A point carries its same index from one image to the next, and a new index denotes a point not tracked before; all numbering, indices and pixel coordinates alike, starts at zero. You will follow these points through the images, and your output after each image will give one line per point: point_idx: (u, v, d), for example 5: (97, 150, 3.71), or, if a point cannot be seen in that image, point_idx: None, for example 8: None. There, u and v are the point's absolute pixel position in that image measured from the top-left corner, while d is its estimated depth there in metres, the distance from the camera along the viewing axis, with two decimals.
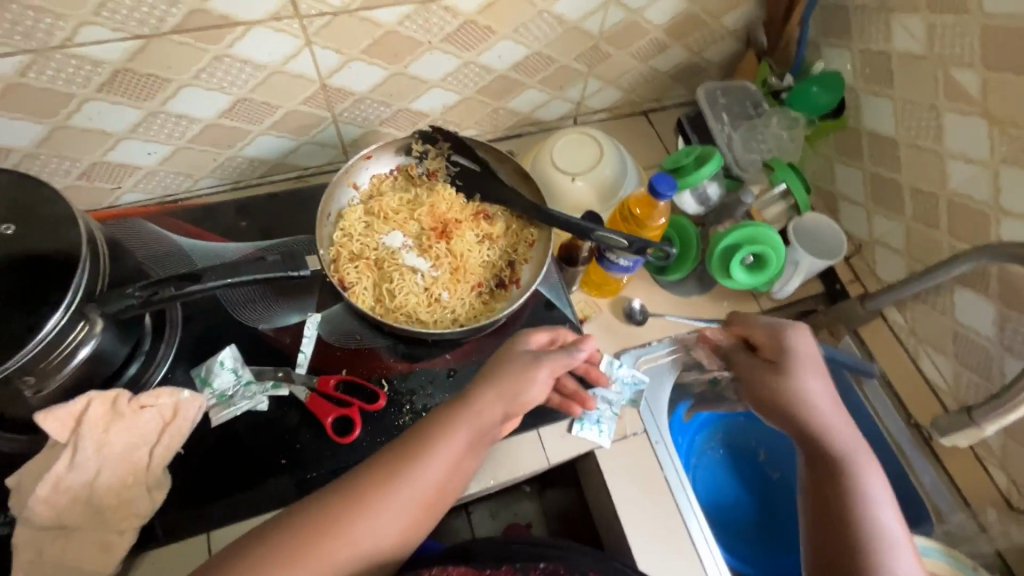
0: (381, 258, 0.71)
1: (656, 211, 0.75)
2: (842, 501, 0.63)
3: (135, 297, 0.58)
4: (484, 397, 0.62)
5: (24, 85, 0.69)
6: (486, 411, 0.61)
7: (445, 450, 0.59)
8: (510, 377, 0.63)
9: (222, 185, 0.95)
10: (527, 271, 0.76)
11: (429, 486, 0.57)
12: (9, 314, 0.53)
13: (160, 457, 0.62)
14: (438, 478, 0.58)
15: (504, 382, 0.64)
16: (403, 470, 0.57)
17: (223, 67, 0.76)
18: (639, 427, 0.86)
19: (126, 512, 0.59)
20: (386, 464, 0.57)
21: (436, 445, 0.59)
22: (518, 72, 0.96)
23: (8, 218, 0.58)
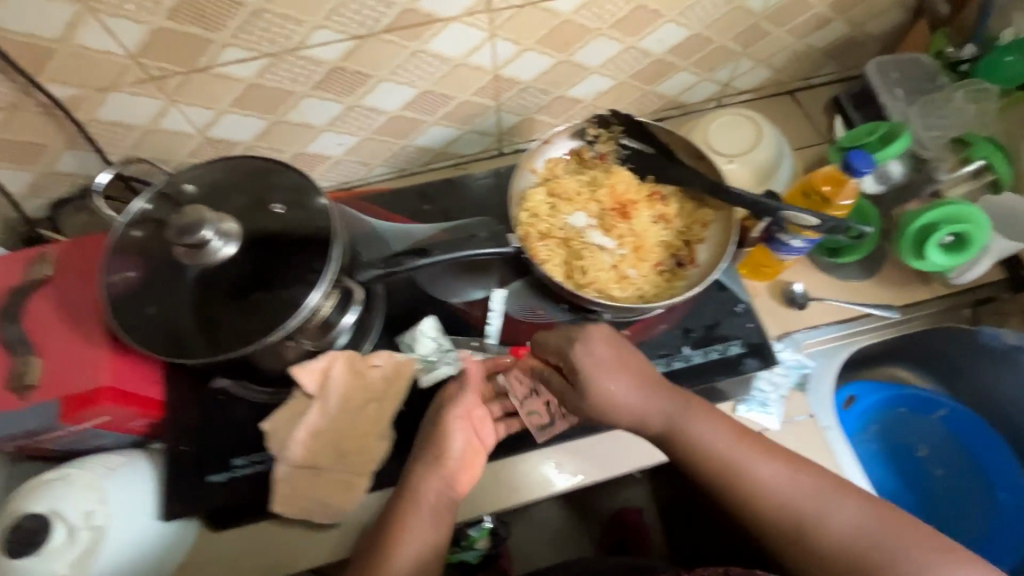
0: (568, 237, 0.76)
1: (845, 190, 0.73)
2: (787, 524, 0.62)
3: (379, 267, 0.68)
4: (419, 476, 0.67)
5: (260, 85, 0.79)
6: (426, 475, 0.67)
7: (419, 515, 0.65)
8: (428, 455, 0.67)
9: (391, 173, 1.04)
10: (704, 250, 0.78)
11: (423, 547, 0.64)
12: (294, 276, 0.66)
13: (386, 412, 0.70)
14: (424, 536, 0.65)
15: (417, 452, 0.69)
16: (388, 541, 0.64)
17: (416, 63, 0.82)
18: (804, 412, 0.86)
19: (363, 457, 0.68)
20: (377, 546, 0.65)
21: (408, 516, 0.65)
22: (674, 55, 0.96)
23: (284, 201, 0.72)
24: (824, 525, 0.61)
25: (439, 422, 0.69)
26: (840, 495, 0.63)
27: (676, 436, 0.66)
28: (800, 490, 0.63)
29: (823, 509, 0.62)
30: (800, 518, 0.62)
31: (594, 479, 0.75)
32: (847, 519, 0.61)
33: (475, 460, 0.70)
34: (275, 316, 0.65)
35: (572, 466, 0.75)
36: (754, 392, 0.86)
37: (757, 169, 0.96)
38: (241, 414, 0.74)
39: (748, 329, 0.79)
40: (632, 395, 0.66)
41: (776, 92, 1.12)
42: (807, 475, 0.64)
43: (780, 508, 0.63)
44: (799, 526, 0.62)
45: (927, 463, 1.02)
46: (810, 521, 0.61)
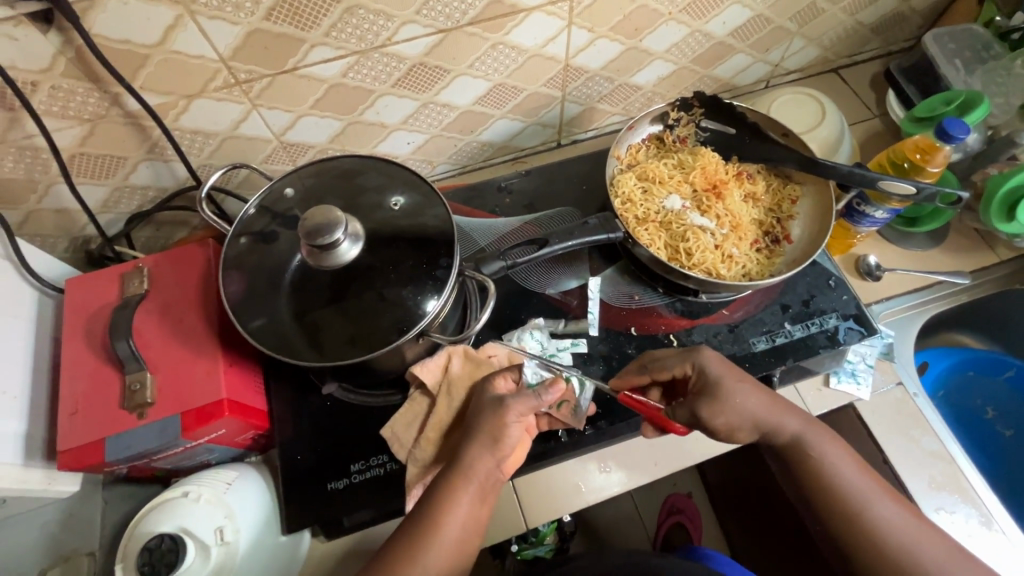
0: (667, 219, 0.76)
1: (937, 157, 0.74)
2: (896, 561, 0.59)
3: (499, 260, 0.69)
4: (472, 453, 0.61)
5: (342, 84, 0.77)
6: (479, 460, 0.60)
7: (463, 501, 0.59)
8: (485, 431, 0.61)
9: (452, 170, 1.03)
10: (796, 226, 0.79)
11: (460, 533, 0.59)
12: (419, 265, 0.67)
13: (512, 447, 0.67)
14: (466, 517, 0.59)
15: (473, 432, 0.62)
16: (430, 527, 0.58)
17: (494, 55, 0.82)
18: (893, 380, 0.87)
19: None
20: (415, 528, 0.59)
21: (453, 499, 0.59)
22: (735, 38, 0.97)
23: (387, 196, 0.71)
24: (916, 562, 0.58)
25: (495, 403, 0.63)
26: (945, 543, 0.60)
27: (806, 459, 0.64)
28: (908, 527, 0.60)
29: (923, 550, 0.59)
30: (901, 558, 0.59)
31: (667, 470, 0.77)
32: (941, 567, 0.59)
33: (520, 444, 0.65)
34: (398, 317, 0.65)
35: (634, 461, 0.77)
36: (844, 363, 0.86)
37: (821, 146, 0.97)
38: (350, 420, 0.72)
39: (844, 301, 0.79)
40: (743, 420, 0.64)
41: (823, 70, 1.13)
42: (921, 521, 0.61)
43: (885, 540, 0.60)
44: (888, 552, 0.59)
45: (996, 424, 1.05)
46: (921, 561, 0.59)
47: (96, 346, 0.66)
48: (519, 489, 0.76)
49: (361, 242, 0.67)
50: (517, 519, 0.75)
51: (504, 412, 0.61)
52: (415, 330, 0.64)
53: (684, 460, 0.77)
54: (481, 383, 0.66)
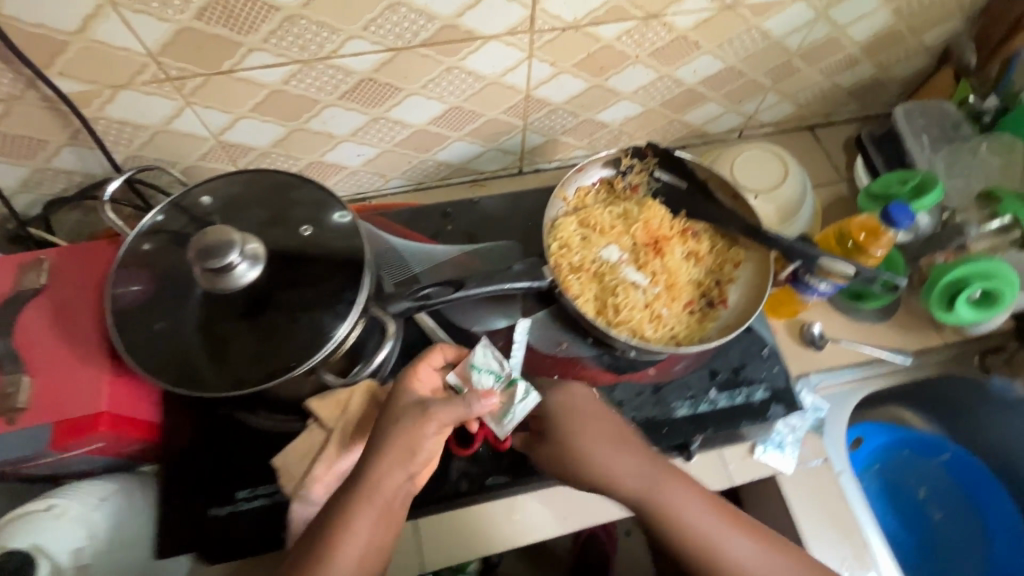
0: (600, 271, 0.74)
1: (881, 240, 0.73)
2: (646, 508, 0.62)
3: (411, 300, 0.65)
4: (382, 465, 0.55)
5: (285, 91, 0.74)
6: (386, 473, 0.55)
7: (368, 518, 0.54)
8: (399, 441, 0.56)
9: (407, 185, 1.00)
10: (735, 290, 0.77)
11: (372, 550, 0.55)
12: (322, 295, 0.63)
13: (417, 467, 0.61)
14: (373, 536, 0.55)
15: (383, 440, 0.56)
16: (328, 547, 0.53)
17: (449, 79, 0.79)
18: (820, 456, 0.85)
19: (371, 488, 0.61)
20: (312, 545, 0.54)
21: (361, 508, 0.55)
22: (706, 86, 0.95)
23: (307, 220, 0.68)
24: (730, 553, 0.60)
25: (420, 403, 0.58)
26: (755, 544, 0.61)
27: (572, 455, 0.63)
28: (717, 533, 0.61)
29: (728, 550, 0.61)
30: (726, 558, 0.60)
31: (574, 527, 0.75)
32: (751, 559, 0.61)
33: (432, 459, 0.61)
34: (297, 344, 0.62)
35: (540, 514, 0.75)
36: (772, 433, 0.84)
37: (780, 207, 0.95)
38: (246, 443, 0.70)
39: (774, 373, 0.77)
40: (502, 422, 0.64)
41: (798, 126, 1.12)
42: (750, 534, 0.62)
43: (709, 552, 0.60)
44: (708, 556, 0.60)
45: (926, 506, 1.03)
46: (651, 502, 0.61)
47: None
48: (418, 532, 0.73)
49: (262, 265, 0.62)
50: (411, 563, 0.72)
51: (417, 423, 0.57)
52: (308, 364, 0.61)
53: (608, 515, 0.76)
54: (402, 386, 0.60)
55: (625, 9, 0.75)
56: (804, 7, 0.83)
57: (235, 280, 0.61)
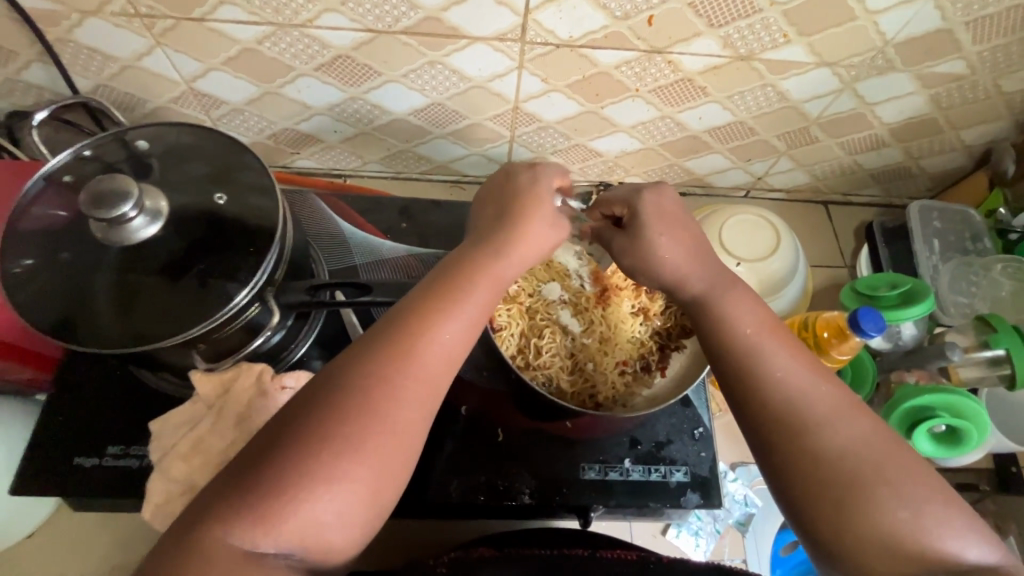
0: (534, 306, 0.71)
1: (844, 345, 0.66)
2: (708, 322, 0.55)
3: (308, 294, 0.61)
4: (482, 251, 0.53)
5: (258, 51, 0.72)
6: (468, 293, 0.51)
7: (457, 323, 0.49)
8: (507, 228, 0.55)
9: (384, 172, 0.97)
10: (676, 360, 0.70)
11: (441, 371, 0.48)
12: (216, 268, 0.60)
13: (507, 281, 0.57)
14: (454, 346, 0.49)
15: (498, 248, 0.53)
16: (414, 340, 0.47)
17: (432, 72, 0.75)
18: (740, 555, 0.78)
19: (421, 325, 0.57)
20: (373, 354, 0.47)
21: (410, 347, 0.47)
22: (711, 136, 0.88)
23: (218, 188, 0.64)
24: (827, 435, 0.46)
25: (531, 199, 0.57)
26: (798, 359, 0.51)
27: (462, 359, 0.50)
28: (762, 343, 0.52)
29: (770, 352, 0.51)
30: (831, 450, 0.46)
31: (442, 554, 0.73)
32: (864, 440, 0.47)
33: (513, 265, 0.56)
34: (188, 311, 0.59)
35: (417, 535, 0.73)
36: (690, 518, 0.77)
37: (763, 280, 0.88)
38: (130, 399, 0.67)
39: (700, 458, 0.71)
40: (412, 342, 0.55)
41: (811, 199, 1.03)
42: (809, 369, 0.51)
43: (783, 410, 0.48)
44: (798, 436, 0.47)
45: None
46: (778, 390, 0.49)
47: None
48: None
49: (164, 222, 0.61)
50: None
51: (529, 243, 0.55)
52: (185, 337, 0.58)
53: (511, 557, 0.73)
54: (519, 203, 0.57)
55: (626, 37, 0.70)
56: (828, 74, 0.76)
57: (132, 234, 0.59)
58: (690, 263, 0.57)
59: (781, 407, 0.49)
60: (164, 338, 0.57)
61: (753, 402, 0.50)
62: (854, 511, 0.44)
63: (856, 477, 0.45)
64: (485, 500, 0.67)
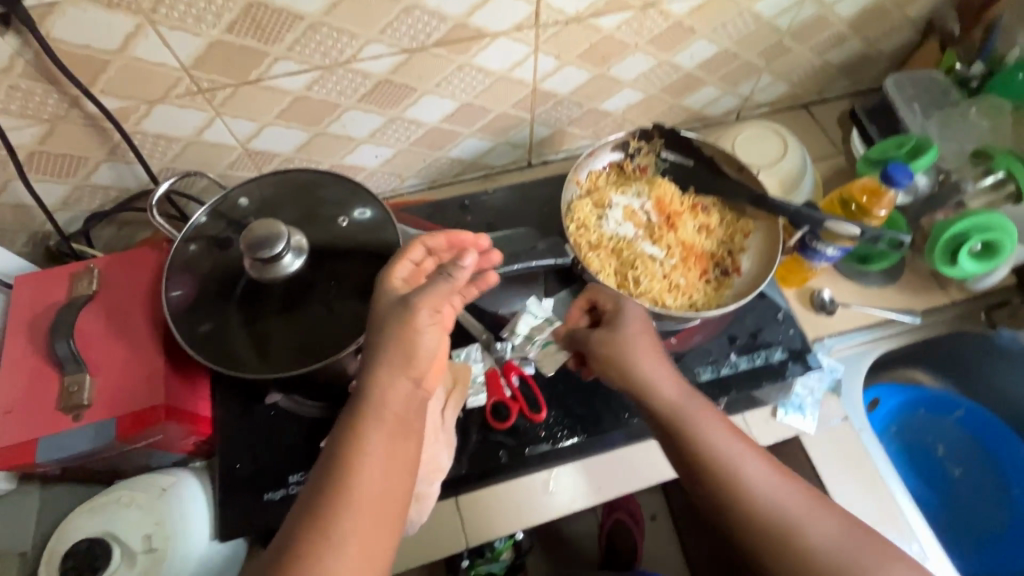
0: (618, 246, 0.79)
1: (880, 201, 0.77)
2: (690, 461, 0.62)
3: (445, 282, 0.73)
4: (380, 380, 0.54)
5: (307, 97, 0.79)
6: (383, 440, 0.53)
7: (370, 468, 0.52)
8: (395, 351, 0.55)
9: (421, 184, 1.04)
10: (745, 259, 0.80)
11: (375, 504, 0.52)
12: (362, 278, 0.68)
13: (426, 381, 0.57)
14: (380, 489, 0.52)
15: (373, 379, 0.54)
16: (348, 480, 0.52)
17: (460, 76, 0.84)
18: (841, 415, 0.87)
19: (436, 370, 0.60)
20: (319, 517, 0.50)
21: (347, 506, 0.51)
22: (703, 70, 0.99)
23: (334, 216, 0.71)
24: (810, 533, 0.58)
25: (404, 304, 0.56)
26: (766, 462, 0.61)
27: (396, 497, 0.53)
28: (729, 451, 0.61)
29: (725, 458, 0.61)
30: (808, 550, 0.57)
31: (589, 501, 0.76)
32: (833, 538, 0.58)
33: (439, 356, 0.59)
34: (348, 325, 0.66)
35: (582, 483, 0.76)
36: (792, 396, 0.86)
37: (782, 178, 0.98)
38: (289, 434, 0.72)
39: (790, 335, 0.81)
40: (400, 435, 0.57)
41: (793, 105, 1.15)
42: (777, 470, 0.61)
43: (742, 511, 0.59)
44: (784, 538, 0.58)
45: (946, 462, 1.04)
46: (777, 518, 0.58)
47: (38, 344, 0.66)
48: (461, 508, 0.75)
49: (305, 255, 0.66)
50: (457, 537, 0.74)
51: (417, 362, 0.56)
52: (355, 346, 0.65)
53: (617, 488, 0.76)
54: (397, 324, 0.55)
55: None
56: None
57: (282, 268, 0.65)
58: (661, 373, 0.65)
59: (765, 517, 0.59)
60: (311, 360, 0.64)
61: (736, 509, 0.60)
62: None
63: (830, 571, 0.56)
64: (627, 424, 0.75)
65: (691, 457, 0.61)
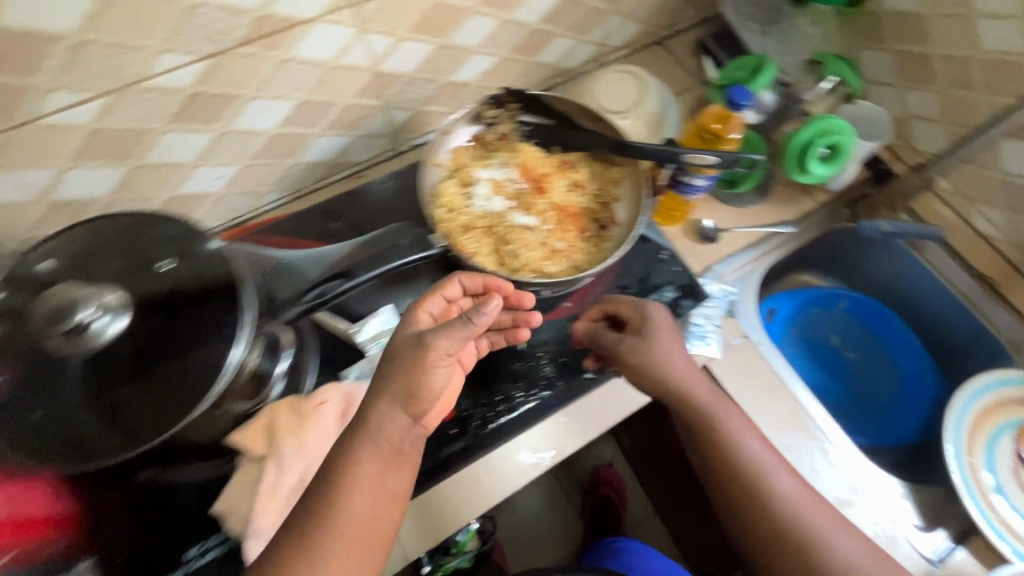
0: (490, 223, 0.74)
1: (731, 125, 0.78)
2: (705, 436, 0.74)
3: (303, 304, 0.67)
4: (380, 410, 0.56)
5: (105, 129, 0.68)
6: (384, 470, 0.57)
7: (353, 493, 0.55)
8: (399, 375, 0.56)
9: (283, 197, 0.96)
10: (620, 208, 0.79)
11: (357, 525, 0.54)
12: (202, 324, 0.59)
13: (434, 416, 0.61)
14: (366, 513, 0.55)
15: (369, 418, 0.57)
16: (331, 502, 0.54)
17: (286, 73, 0.76)
18: (740, 334, 0.91)
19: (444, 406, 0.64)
20: (304, 531, 0.54)
21: (325, 527, 0.53)
22: (548, 23, 0.96)
23: (163, 258, 0.61)
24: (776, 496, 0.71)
25: (415, 342, 0.57)
26: (760, 440, 0.75)
27: (383, 519, 0.57)
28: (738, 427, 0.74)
29: (726, 417, 0.74)
30: (781, 512, 0.71)
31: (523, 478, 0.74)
32: (796, 496, 0.72)
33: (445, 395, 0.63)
34: (198, 380, 0.57)
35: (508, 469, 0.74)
36: (694, 327, 0.89)
37: (647, 120, 1.00)
38: (179, 501, 0.65)
39: (675, 273, 0.83)
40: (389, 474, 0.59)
41: (648, 43, 1.16)
42: (770, 448, 0.75)
43: (732, 464, 0.73)
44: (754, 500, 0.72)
45: (841, 349, 1.12)
46: (756, 485, 0.72)
47: None
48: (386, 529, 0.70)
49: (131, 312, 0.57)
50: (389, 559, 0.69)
51: (430, 397, 0.57)
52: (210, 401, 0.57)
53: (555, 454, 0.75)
54: (403, 359, 0.56)
55: None
56: None
57: (97, 337, 0.56)
58: (653, 363, 0.73)
59: (748, 484, 0.72)
60: (168, 428, 0.55)
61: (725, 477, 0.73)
62: (760, 530, 0.72)
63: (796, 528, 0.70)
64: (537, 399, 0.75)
65: (710, 437, 0.74)
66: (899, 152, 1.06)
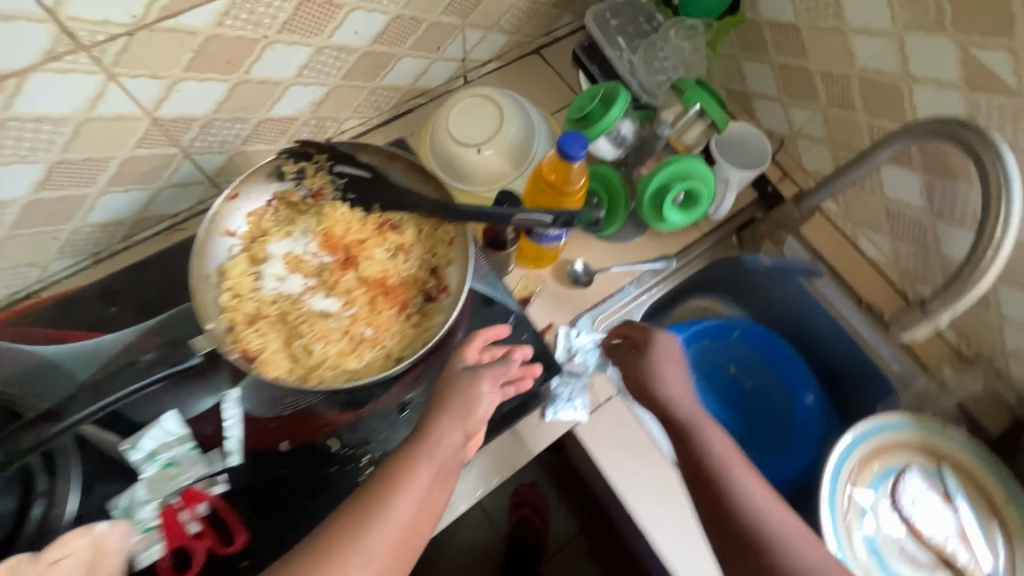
0: (282, 311, 0.69)
1: (572, 174, 0.69)
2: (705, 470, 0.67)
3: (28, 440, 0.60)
4: (440, 427, 0.62)
5: None
6: (411, 488, 0.58)
7: (405, 503, 0.56)
8: (458, 401, 0.64)
9: (80, 262, 0.81)
10: (452, 273, 0.72)
11: (394, 539, 0.55)
12: None
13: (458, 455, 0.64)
14: (404, 525, 0.56)
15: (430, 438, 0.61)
16: (375, 513, 0.55)
17: (12, 135, 0.61)
18: (612, 390, 0.82)
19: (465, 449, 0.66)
20: (336, 543, 0.53)
21: (356, 545, 0.53)
22: (383, 45, 0.82)
23: None
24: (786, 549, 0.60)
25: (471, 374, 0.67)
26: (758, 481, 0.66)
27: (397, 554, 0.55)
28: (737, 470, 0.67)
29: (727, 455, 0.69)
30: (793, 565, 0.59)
31: None
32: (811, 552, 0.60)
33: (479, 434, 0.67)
34: None
35: None
36: (558, 389, 0.81)
37: (509, 151, 0.88)
38: None
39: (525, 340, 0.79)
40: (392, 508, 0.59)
41: (522, 54, 1.03)
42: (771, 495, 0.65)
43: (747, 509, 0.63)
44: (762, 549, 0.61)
45: (739, 377, 1.06)
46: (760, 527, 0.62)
47: None
48: None
49: None
50: None
51: (472, 424, 0.63)
52: None
53: None
54: (452, 397, 0.65)
55: None
56: None
57: None
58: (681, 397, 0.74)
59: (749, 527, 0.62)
60: None
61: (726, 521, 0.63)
62: None
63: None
64: None
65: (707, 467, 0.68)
66: (788, 171, 0.99)
